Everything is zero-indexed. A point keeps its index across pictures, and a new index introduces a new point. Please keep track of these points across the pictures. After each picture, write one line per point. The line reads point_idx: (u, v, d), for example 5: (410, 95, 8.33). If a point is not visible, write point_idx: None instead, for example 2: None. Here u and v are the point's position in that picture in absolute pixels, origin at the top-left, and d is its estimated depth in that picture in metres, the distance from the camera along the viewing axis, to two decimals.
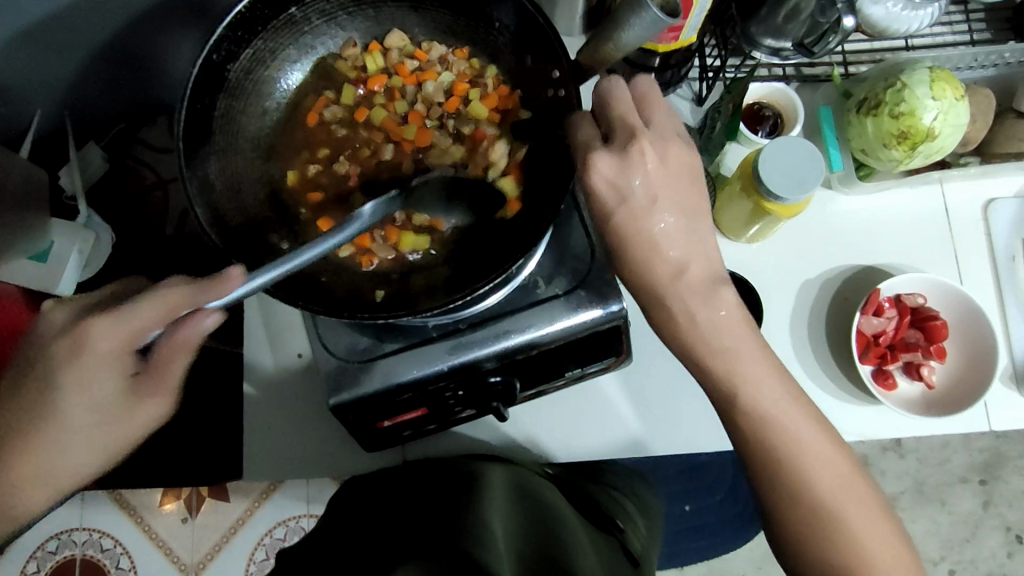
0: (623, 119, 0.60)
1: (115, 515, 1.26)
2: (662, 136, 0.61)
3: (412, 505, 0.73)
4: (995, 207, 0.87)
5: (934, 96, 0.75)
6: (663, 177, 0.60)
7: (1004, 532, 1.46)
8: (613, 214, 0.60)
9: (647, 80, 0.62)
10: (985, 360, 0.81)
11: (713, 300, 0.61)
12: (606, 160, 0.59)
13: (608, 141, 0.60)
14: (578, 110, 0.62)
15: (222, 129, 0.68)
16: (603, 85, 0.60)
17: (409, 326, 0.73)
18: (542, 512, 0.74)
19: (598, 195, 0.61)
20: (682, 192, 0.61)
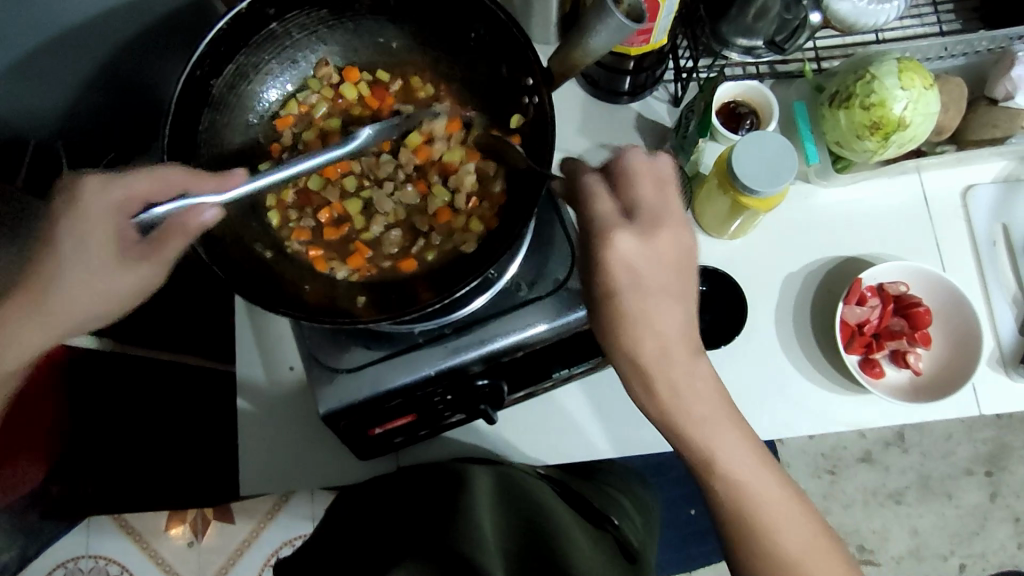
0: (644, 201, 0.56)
1: (122, 542, 1.38)
2: (678, 220, 0.57)
3: (402, 509, 0.74)
4: (973, 193, 0.87)
5: (903, 86, 0.76)
6: (673, 268, 0.56)
7: (1013, 524, 1.45)
8: (618, 296, 0.55)
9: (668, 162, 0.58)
10: (971, 345, 0.81)
11: (692, 366, 0.57)
12: (627, 240, 0.55)
13: (629, 219, 0.56)
14: (596, 185, 0.57)
15: (205, 145, 0.69)
16: (626, 161, 0.57)
17: (396, 333, 0.74)
18: (530, 511, 0.75)
19: (613, 276, 0.55)
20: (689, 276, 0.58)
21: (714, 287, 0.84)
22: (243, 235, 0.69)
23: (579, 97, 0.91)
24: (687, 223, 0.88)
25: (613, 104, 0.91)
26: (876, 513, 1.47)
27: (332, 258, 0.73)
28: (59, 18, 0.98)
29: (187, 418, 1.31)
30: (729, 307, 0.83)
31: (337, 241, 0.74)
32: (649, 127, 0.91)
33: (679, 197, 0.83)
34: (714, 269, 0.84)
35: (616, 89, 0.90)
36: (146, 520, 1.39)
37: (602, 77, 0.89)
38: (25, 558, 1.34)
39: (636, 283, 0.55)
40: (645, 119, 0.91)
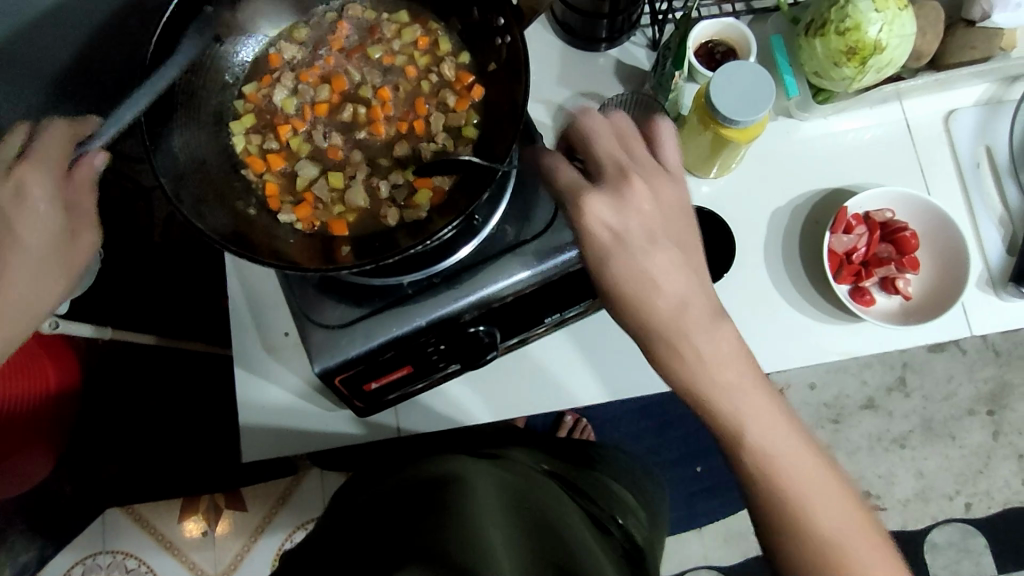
0: (609, 157, 0.57)
1: (139, 536, 1.39)
2: (651, 167, 0.57)
3: (390, 516, 0.69)
4: (955, 118, 0.87)
5: (877, 8, 0.75)
6: (661, 217, 0.56)
7: (1016, 460, 1.46)
8: (609, 258, 0.55)
9: (621, 118, 0.59)
10: (959, 267, 0.82)
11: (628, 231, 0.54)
12: (600, 203, 0.55)
13: (595, 179, 0.58)
14: (624, 135, 0.58)
15: (184, 105, 0.69)
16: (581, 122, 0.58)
17: (385, 287, 0.75)
18: (533, 509, 0.70)
19: (594, 240, 0.56)
20: (679, 226, 0.57)
21: (701, 226, 0.84)
22: (225, 191, 0.70)
23: (557, 47, 0.91)
24: None
25: (591, 52, 0.91)
26: (882, 458, 1.47)
27: (284, 199, 0.73)
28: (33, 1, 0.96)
29: (192, 407, 1.33)
30: (718, 244, 0.83)
31: (285, 172, 0.75)
32: (629, 73, 0.90)
33: None
34: (700, 210, 0.83)
35: (593, 36, 0.89)
36: (160, 511, 1.40)
37: (578, 24, 0.88)
38: (42, 558, 1.35)
39: (619, 242, 0.55)
40: (624, 65, 0.91)
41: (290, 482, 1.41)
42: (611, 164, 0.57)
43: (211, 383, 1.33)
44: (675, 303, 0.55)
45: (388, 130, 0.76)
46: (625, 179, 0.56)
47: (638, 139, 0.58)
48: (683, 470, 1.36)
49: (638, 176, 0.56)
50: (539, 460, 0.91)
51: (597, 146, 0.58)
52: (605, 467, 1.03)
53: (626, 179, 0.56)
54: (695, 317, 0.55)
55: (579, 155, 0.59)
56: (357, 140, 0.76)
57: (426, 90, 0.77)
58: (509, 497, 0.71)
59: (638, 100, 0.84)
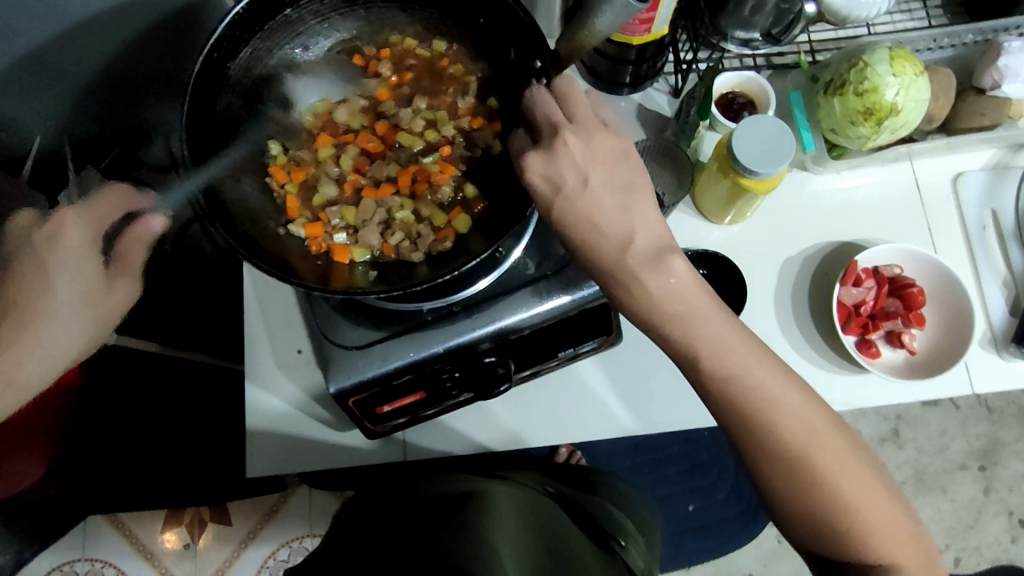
0: (546, 122, 0.59)
1: (120, 545, 1.39)
2: (587, 126, 0.58)
3: (407, 524, 0.71)
4: (964, 180, 0.90)
5: (895, 72, 0.79)
6: (597, 168, 0.57)
7: (1006, 517, 1.47)
8: (552, 211, 0.57)
9: (567, 79, 0.60)
10: (963, 325, 0.84)
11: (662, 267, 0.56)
12: (534, 162, 0.58)
13: (537, 143, 0.59)
14: (567, 92, 0.60)
15: (221, 124, 0.71)
16: (525, 93, 0.60)
17: (405, 312, 0.76)
18: (545, 535, 0.72)
19: (537, 200, 0.58)
20: (619, 174, 0.58)
21: (717, 271, 0.85)
22: (256, 210, 0.72)
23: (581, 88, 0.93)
24: (689, 210, 0.90)
25: (614, 95, 0.93)
26: None
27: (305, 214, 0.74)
28: (72, 10, 0.98)
29: (187, 417, 1.32)
30: (731, 288, 0.86)
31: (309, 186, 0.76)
32: (651, 118, 0.92)
33: (680, 185, 0.87)
34: (715, 253, 0.85)
35: (617, 80, 0.92)
36: (144, 522, 1.40)
37: (604, 68, 0.91)
38: (19, 561, 1.34)
39: (557, 193, 0.57)
40: (646, 110, 0.93)
41: (279, 497, 1.41)
42: (548, 123, 0.58)
43: (210, 393, 1.33)
44: (621, 241, 0.56)
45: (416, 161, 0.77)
46: (557, 135, 0.57)
47: (582, 101, 0.60)
48: (674, 507, 1.32)
49: (572, 132, 0.57)
50: (542, 483, 0.97)
51: (538, 110, 0.59)
52: (607, 492, 1.04)
53: (559, 136, 0.57)
54: (709, 353, 0.56)
55: (528, 122, 0.61)
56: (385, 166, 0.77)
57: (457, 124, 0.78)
58: (523, 517, 0.73)
59: (659, 145, 0.89)
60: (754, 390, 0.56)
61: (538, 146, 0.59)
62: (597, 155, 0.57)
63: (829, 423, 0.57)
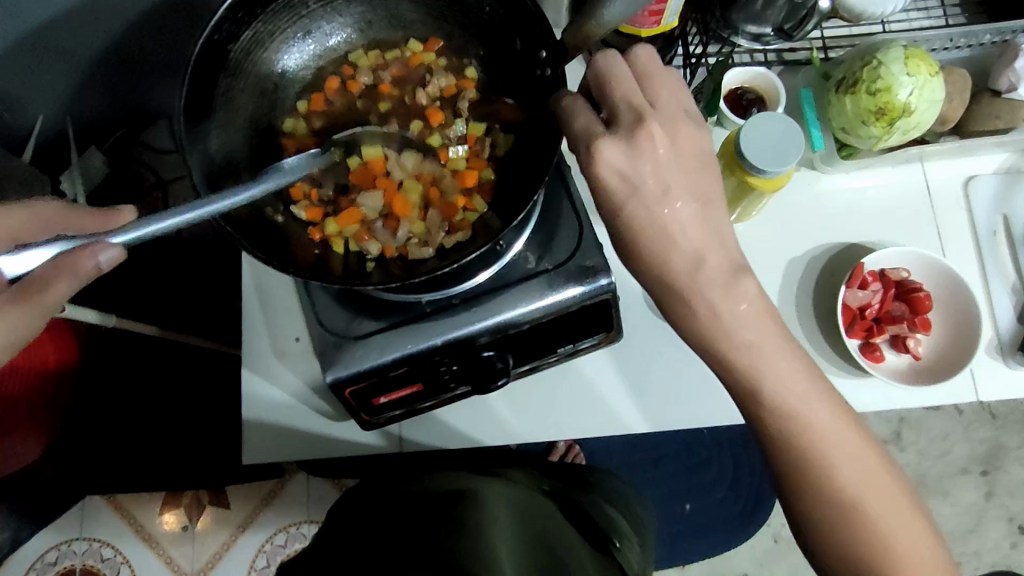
0: (625, 102, 0.57)
1: (117, 525, 1.38)
2: (671, 115, 0.57)
3: (400, 522, 0.70)
4: (975, 184, 0.89)
5: (909, 72, 0.77)
6: (672, 164, 0.56)
7: (1007, 523, 1.46)
8: (623, 208, 0.56)
9: (647, 55, 0.59)
10: (970, 331, 0.82)
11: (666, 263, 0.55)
12: (612, 147, 0.55)
13: (610, 126, 0.57)
14: (649, 73, 0.58)
15: (222, 108, 0.70)
16: (600, 64, 0.57)
17: (403, 303, 0.75)
18: (542, 531, 0.71)
19: (606, 185, 0.56)
20: (697, 177, 0.58)
21: None
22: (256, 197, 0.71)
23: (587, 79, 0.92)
24: None
25: None
26: None
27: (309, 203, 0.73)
28: None
29: (187, 401, 1.32)
30: None
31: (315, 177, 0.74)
32: None
33: None
34: None
35: None
36: (142, 503, 1.40)
37: None
38: (16, 541, 1.35)
39: (630, 188, 0.56)
40: None
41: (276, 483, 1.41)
42: (630, 109, 0.56)
43: (209, 378, 1.33)
44: (668, 245, 0.57)
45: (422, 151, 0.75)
46: (642, 124, 0.55)
47: (661, 83, 0.58)
48: (670, 506, 1.29)
49: (658, 122, 0.56)
50: (540, 483, 0.96)
51: (616, 92, 0.57)
52: (602, 491, 1.04)
53: (643, 125, 0.55)
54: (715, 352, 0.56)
55: (598, 97, 0.58)
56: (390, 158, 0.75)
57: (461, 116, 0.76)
58: (520, 515, 0.73)
59: None
60: None
61: (612, 130, 0.57)
62: (679, 153, 0.57)
63: (829, 425, 0.57)
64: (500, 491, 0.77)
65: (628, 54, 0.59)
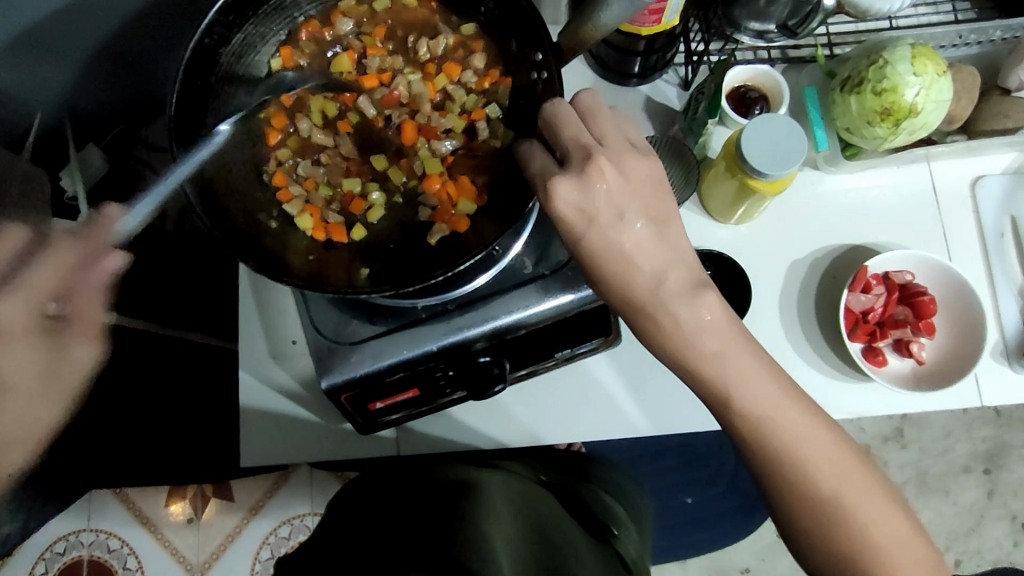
0: (574, 140, 0.57)
1: (124, 517, 1.39)
2: (616, 149, 0.58)
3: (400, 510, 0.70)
4: (983, 184, 0.87)
5: (916, 72, 0.76)
6: (625, 193, 0.57)
7: (1009, 521, 1.45)
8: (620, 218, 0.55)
9: (590, 96, 0.60)
10: (975, 336, 0.81)
11: (659, 272, 0.55)
12: (566, 184, 0.56)
13: (564, 164, 0.58)
14: (593, 109, 0.59)
15: (214, 112, 0.69)
16: (547, 108, 0.59)
17: (399, 309, 0.75)
18: (541, 524, 0.70)
19: (564, 219, 0.57)
20: (650, 204, 0.58)
21: (721, 270, 0.83)
22: (248, 203, 0.71)
23: (587, 76, 0.90)
24: (694, 208, 0.87)
25: (621, 86, 0.90)
26: None
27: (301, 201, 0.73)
28: None
29: (189, 397, 1.32)
30: (735, 290, 0.83)
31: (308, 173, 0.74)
32: (657, 110, 0.90)
33: (686, 182, 0.82)
34: (718, 254, 0.83)
35: (625, 71, 0.88)
36: (147, 496, 1.40)
37: (610, 57, 0.88)
38: (25, 530, 1.34)
39: (588, 220, 0.56)
40: (653, 101, 0.90)
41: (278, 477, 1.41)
42: (578, 147, 0.57)
43: (211, 374, 1.33)
44: (660, 257, 0.55)
45: (416, 144, 0.74)
46: (591, 160, 0.56)
47: (604, 118, 0.59)
48: (671, 500, 1.24)
49: (606, 156, 0.57)
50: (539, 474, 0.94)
51: (564, 131, 0.58)
52: (600, 482, 1.03)
53: (592, 161, 0.56)
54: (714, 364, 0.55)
55: (548, 139, 0.59)
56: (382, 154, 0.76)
57: (453, 107, 0.75)
58: (519, 508, 0.72)
59: (667, 142, 0.83)
60: None
61: (565, 169, 0.58)
62: (635, 186, 0.58)
63: (830, 438, 0.56)
64: (500, 483, 0.76)
65: (569, 98, 0.60)
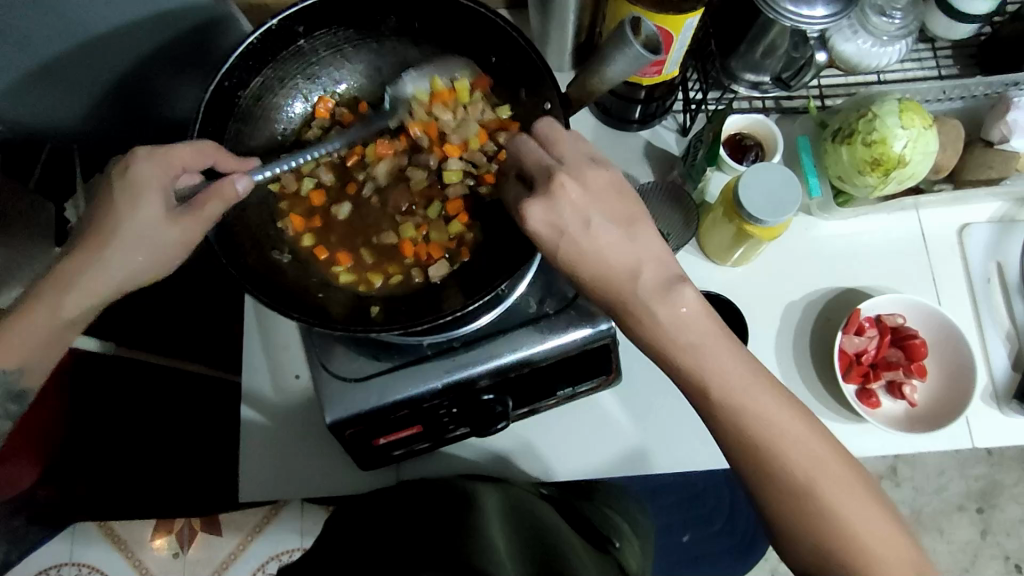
0: (536, 165, 0.59)
1: (106, 553, 1.36)
2: (578, 164, 0.58)
3: (400, 516, 0.70)
4: (969, 232, 0.90)
5: (904, 125, 0.79)
6: (590, 202, 0.57)
7: (1002, 561, 1.45)
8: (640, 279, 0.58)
9: (548, 122, 0.61)
10: (965, 380, 0.83)
11: (692, 319, 0.55)
12: (535, 207, 0.57)
13: (531, 188, 0.59)
14: (551, 132, 0.60)
15: (229, 153, 0.72)
16: (510, 146, 0.61)
17: (404, 345, 0.76)
18: (538, 533, 0.71)
19: (538, 238, 0.58)
20: (614, 204, 0.58)
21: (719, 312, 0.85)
22: (262, 239, 0.73)
23: (590, 121, 0.94)
24: (692, 250, 0.90)
25: (622, 131, 0.93)
26: None
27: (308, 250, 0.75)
28: (85, 29, 0.96)
29: (185, 428, 1.32)
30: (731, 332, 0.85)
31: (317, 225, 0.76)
32: (657, 155, 0.93)
33: (686, 225, 0.85)
34: (717, 296, 0.85)
35: (626, 117, 0.92)
36: (133, 530, 1.38)
37: (612, 105, 0.91)
38: (7, 563, 1.32)
39: (559, 233, 0.57)
40: (653, 147, 0.93)
41: (266, 513, 1.38)
42: (540, 167, 0.58)
43: (207, 406, 1.33)
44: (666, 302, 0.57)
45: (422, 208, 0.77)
46: (553, 177, 0.57)
47: (567, 141, 0.60)
48: (667, 538, 1.23)
49: (566, 172, 0.57)
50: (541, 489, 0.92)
51: (526, 156, 0.60)
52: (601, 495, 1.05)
53: (553, 177, 0.57)
54: (718, 407, 0.57)
55: (519, 169, 0.61)
56: (390, 211, 0.77)
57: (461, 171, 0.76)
58: (514, 518, 0.72)
59: (666, 186, 0.87)
60: (757, 444, 0.56)
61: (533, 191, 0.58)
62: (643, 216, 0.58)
63: None
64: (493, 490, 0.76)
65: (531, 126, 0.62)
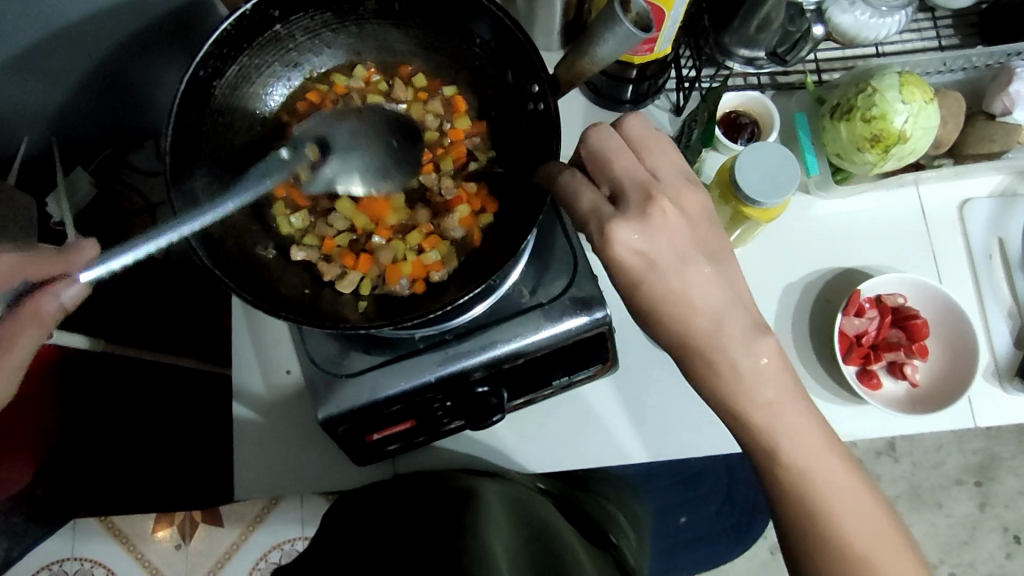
0: (629, 178, 0.57)
1: (108, 545, 1.32)
2: (673, 184, 0.58)
3: (395, 514, 0.69)
4: (970, 207, 0.88)
5: (904, 99, 0.77)
6: (684, 231, 0.56)
7: (1001, 534, 1.46)
8: (641, 282, 0.57)
9: (640, 125, 0.59)
10: (968, 359, 0.82)
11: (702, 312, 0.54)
12: (627, 228, 0.55)
13: (616, 203, 0.57)
14: (645, 140, 0.59)
15: (207, 145, 0.69)
16: (594, 140, 0.58)
17: (396, 339, 0.74)
18: (536, 532, 0.70)
19: (623, 264, 0.56)
20: (707, 241, 0.58)
21: None
22: (244, 238, 0.70)
23: (580, 102, 0.91)
24: None
25: (614, 112, 0.90)
26: None
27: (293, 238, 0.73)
28: (55, 17, 0.92)
29: (179, 424, 1.30)
30: None
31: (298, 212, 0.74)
32: None
33: None
34: None
35: (618, 97, 0.89)
36: (134, 522, 1.33)
37: (604, 84, 0.88)
38: (6, 560, 1.27)
39: (649, 265, 0.56)
40: None
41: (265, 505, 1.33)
42: (637, 185, 0.57)
43: (201, 400, 1.31)
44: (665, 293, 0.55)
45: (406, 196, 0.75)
46: (652, 201, 0.56)
47: (655, 150, 0.59)
48: (665, 521, 1.22)
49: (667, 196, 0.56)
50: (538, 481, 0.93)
51: (618, 165, 0.57)
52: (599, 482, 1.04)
53: (654, 200, 0.56)
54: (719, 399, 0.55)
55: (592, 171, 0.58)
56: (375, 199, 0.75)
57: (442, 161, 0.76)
58: (513, 516, 0.71)
59: None
60: None
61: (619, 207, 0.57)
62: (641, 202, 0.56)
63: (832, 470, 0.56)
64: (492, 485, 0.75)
65: (618, 123, 0.60)
